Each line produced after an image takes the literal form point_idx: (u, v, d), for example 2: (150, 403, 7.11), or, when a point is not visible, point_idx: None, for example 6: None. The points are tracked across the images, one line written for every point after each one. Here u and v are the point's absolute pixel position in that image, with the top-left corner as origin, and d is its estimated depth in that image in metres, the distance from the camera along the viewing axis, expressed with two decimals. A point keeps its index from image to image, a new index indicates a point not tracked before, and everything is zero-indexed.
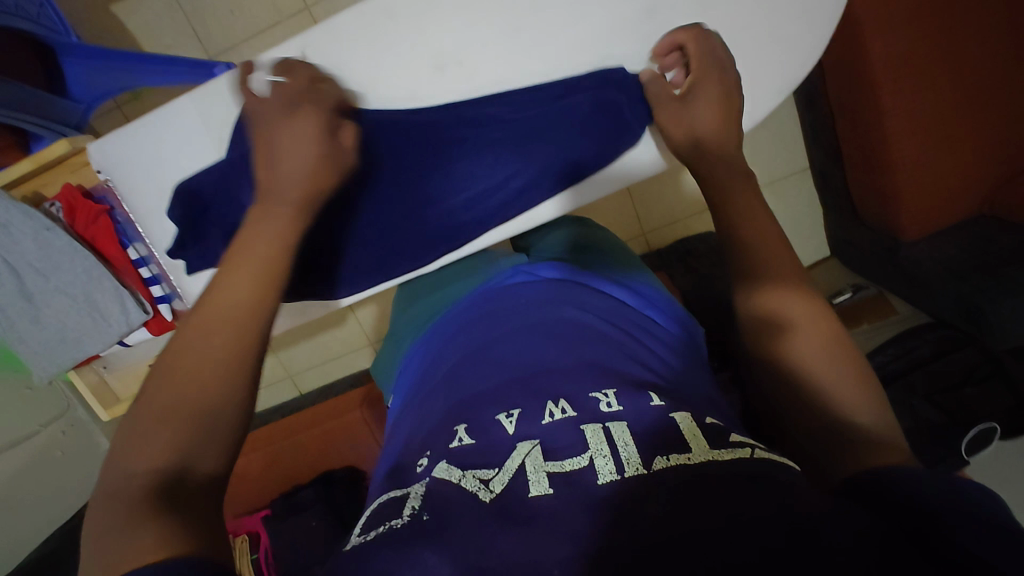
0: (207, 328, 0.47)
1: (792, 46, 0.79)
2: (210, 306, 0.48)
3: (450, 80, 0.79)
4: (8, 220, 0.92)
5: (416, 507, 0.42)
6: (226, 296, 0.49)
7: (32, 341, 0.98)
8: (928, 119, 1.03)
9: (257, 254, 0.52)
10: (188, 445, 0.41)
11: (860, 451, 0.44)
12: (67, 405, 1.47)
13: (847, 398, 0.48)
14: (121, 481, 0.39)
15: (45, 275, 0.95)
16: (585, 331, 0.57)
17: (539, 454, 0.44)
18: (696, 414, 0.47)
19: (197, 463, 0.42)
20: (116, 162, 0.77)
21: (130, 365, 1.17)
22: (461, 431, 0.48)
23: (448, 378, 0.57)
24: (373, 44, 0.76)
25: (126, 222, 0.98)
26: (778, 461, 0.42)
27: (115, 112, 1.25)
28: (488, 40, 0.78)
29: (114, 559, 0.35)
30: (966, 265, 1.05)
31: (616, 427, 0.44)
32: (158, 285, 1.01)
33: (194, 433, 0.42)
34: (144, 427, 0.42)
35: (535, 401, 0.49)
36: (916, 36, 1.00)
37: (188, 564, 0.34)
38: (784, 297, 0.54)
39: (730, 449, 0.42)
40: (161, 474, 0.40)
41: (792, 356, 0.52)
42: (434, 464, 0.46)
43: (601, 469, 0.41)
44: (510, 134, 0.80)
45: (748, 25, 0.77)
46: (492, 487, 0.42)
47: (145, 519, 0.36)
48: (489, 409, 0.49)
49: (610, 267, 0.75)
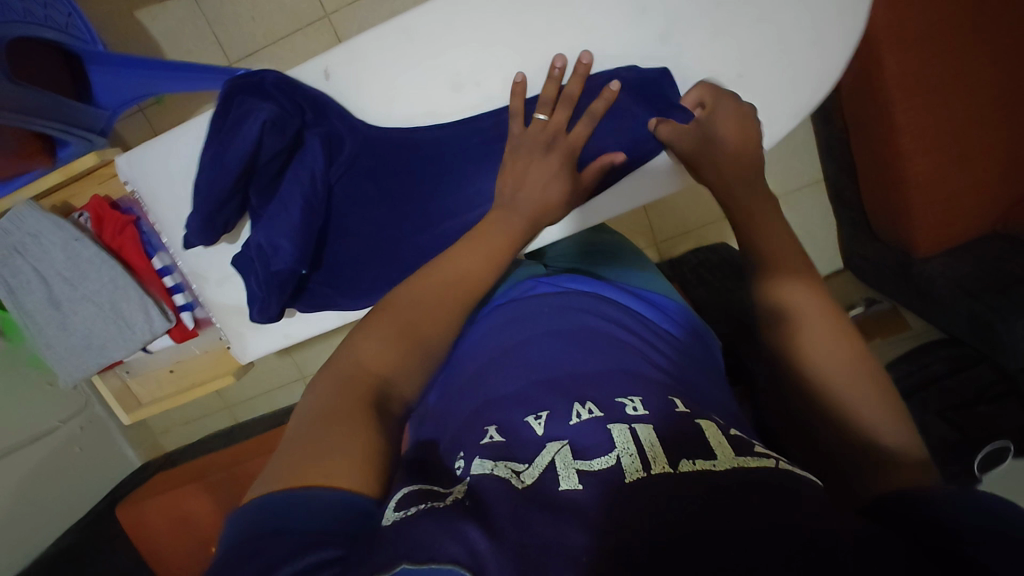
0: (442, 289, 0.57)
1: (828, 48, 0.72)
2: (450, 267, 0.58)
3: (471, 101, 0.76)
4: (38, 231, 0.95)
5: (459, 495, 0.42)
6: (457, 272, 0.58)
7: (59, 347, 1.01)
8: (944, 135, 1.03)
9: (494, 242, 0.61)
10: (390, 381, 0.50)
11: (877, 473, 0.47)
12: (86, 401, 1.50)
13: (877, 411, 0.50)
14: (350, 371, 0.49)
15: (72, 283, 0.98)
16: (608, 340, 0.59)
17: (568, 452, 0.44)
18: (719, 421, 0.48)
19: (397, 392, 0.50)
20: (143, 173, 0.77)
21: (150, 370, 1.17)
22: (492, 431, 0.49)
23: (471, 382, 0.58)
24: (392, 64, 0.75)
25: (151, 232, 1.02)
26: (803, 474, 0.42)
27: (139, 116, 1.28)
28: (505, 61, 0.74)
29: (285, 473, 0.40)
30: (980, 283, 1.03)
31: (642, 429, 0.45)
32: (182, 293, 1.05)
33: (395, 376, 0.50)
34: (369, 351, 0.51)
35: (562, 403, 0.50)
36: (934, 50, 0.99)
37: (354, 510, 0.39)
38: (784, 277, 0.59)
39: (755, 458, 0.43)
40: (364, 396, 0.47)
41: (817, 365, 0.53)
42: (470, 461, 0.46)
43: (628, 467, 0.42)
44: None
45: (791, 41, 0.72)
46: (523, 478, 0.43)
47: (348, 428, 0.43)
48: (518, 412, 0.50)
49: (631, 278, 0.77)
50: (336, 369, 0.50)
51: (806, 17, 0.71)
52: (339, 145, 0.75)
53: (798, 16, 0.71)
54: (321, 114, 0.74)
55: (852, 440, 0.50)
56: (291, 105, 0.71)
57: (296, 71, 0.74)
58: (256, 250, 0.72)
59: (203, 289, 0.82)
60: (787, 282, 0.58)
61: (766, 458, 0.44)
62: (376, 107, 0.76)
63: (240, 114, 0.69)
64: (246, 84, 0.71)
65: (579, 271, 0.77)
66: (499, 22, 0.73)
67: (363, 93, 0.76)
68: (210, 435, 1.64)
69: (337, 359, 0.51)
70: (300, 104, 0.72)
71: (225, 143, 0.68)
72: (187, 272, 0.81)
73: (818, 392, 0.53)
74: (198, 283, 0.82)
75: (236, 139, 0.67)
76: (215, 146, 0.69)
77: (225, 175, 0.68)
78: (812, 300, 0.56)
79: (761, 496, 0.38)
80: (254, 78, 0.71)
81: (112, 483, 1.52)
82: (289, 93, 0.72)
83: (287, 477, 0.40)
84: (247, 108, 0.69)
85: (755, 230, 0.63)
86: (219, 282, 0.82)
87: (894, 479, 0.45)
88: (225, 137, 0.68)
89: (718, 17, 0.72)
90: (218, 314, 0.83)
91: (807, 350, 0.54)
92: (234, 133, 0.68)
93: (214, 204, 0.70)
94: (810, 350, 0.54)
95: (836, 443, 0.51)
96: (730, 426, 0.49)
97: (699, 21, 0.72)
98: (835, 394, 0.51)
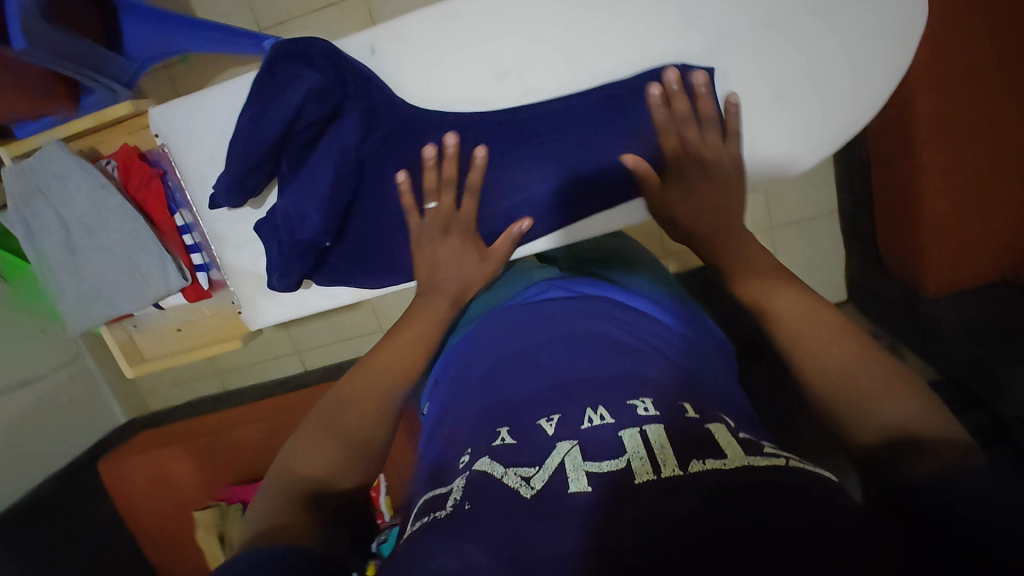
0: (373, 378, 0.61)
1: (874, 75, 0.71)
2: (378, 364, 0.62)
3: (512, 92, 0.76)
4: (65, 173, 0.94)
5: (458, 497, 0.42)
6: (389, 359, 0.63)
7: (70, 292, 1.00)
8: (965, 179, 1.03)
9: (425, 327, 0.66)
10: (331, 472, 0.54)
11: (914, 453, 0.44)
12: (78, 353, 1.49)
13: (881, 391, 0.48)
14: (294, 474, 0.53)
15: (92, 231, 0.96)
16: (623, 346, 0.56)
17: (578, 453, 0.42)
18: (729, 425, 0.46)
19: (337, 482, 0.54)
20: (175, 127, 0.76)
21: (157, 327, 1.16)
22: (503, 432, 0.48)
23: (485, 381, 0.57)
24: (434, 46, 0.75)
25: (177, 188, 1.01)
26: (815, 472, 0.40)
27: (162, 74, 1.27)
28: (547, 55, 0.74)
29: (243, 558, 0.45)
30: (984, 328, 1.03)
31: (653, 431, 0.43)
32: (199, 253, 1.04)
33: (335, 467, 0.54)
34: (307, 448, 0.55)
35: (575, 407, 0.48)
36: (964, 96, 1.00)
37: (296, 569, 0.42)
38: (752, 279, 0.61)
39: (765, 457, 0.40)
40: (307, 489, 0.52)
41: (815, 360, 0.52)
42: (476, 458, 0.46)
43: (638, 469, 0.40)
44: (557, 147, 0.75)
45: (837, 64, 0.71)
46: (533, 484, 0.41)
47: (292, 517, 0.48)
48: (531, 414, 0.49)
49: (639, 279, 0.78)
50: (274, 476, 0.54)
51: (863, 41, 0.70)
52: (375, 120, 0.74)
53: (851, 39, 0.70)
54: (362, 85, 0.73)
55: (881, 433, 0.47)
56: (335, 75, 0.71)
57: (343, 44, 0.74)
58: (282, 217, 0.72)
59: (222, 251, 0.82)
60: (758, 282, 0.60)
61: (776, 457, 0.41)
62: (417, 86, 0.76)
63: (285, 79, 0.70)
64: (294, 49, 0.70)
65: (597, 275, 0.76)
66: (545, 17, 0.73)
67: (407, 71, 0.75)
68: (198, 400, 1.63)
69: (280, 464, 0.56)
70: (343, 74, 0.72)
71: (268, 104, 0.69)
72: (207, 231, 0.81)
73: (831, 390, 0.50)
74: (216, 244, 0.81)
75: (277, 107, 0.68)
76: (258, 107, 0.69)
77: (262, 138, 0.68)
78: (796, 308, 0.55)
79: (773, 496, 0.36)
80: (302, 46, 0.71)
81: (95, 437, 1.51)
82: (337, 65, 0.72)
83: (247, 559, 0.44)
84: (294, 73, 0.69)
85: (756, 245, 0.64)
86: (238, 247, 0.81)
87: (925, 463, 0.43)
88: (267, 100, 0.69)
89: (769, 36, 0.71)
90: (234, 280, 0.84)
91: (800, 350, 0.53)
92: (278, 95, 0.69)
93: (246, 166, 0.70)
94: (820, 351, 0.52)
95: (863, 444, 0.48)
96: (739, 429, 0.47)
97: (748, 36, 0.72)
98: (854, 385, 0.49)
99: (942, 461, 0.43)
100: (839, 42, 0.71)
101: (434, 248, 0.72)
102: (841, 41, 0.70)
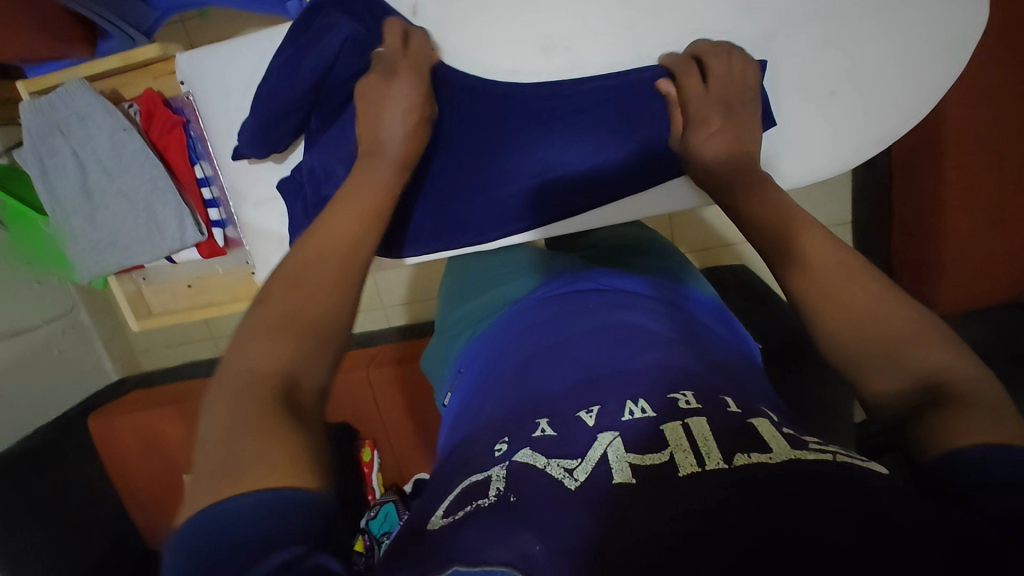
0: (314, 260, 0.47)
1: (926, 78, 0.70)
2: (318, 243, 0.49)
3: (555, 66, 0.74)
4: (86, 112, 0.91)
5: (501, 489, 0.40)
6: (329, 239, 0.49)
7: (81, 240, 0.97)
8: (988, 199, 1.02)
9: (364, 201, 0.53)
10: (293, 370, 0.40)
11: (947, 420, 0.39)
12: (73, 305, 1.46)
13: (910, 339, 0.43)
14: (244, 374, 0.39)
15: (112, 174, 0.94)
16: (658, 338, 0.55)
17: (620, 445, 0.42)
18: (773, 420, 0.45)
19: (303, 377, 0.41)
20: (200, 76, 0.74)
21: (167, 282, 1.14)
22: (543, 424, 0.47)
23: (520, 371, 0.57)
24: (479, 12, 0.72)
25: (199, 137, 0.97)
26: (863, 465, 0.38)
27: (177, 27, 1.24)
28: (600, 29, 0.72)
29: (207, 488, 0.33)
30: (994, 349, 1.00)
31: (696, 423, 0.42)
32: (216, 209, 1.01)
33: (296, 362, 0.41)
34: (255, 345, 0.41)
35: (614, 399, 0.47)
36: (995, 116, 0.99)
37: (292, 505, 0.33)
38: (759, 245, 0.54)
39: (812, 451, 0.39)
40: (268, 390, 0.38)
41: (835, 321, 0.47)
42: (515, 448, 0.44)
43: (682, 462, 0.39)
44: (605, 119, 0.73)
45: (890, 65, 0.70)
46: (577, 476, 0.40)
47: (260, 426, 0.36)
48: (570, 406, 0.48)
49: (670, 274, 0.76)
50: (222, 383, 0.39)
51: (920, 46, 0.69)
52: None
53: (910, 42, 0.69)
54: None
55: (913, 376, 0.42)
56: (376, 28, 0.68)
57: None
58: (308, 174, 0.71)
59: (242, 210, 0.80)
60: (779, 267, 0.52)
61: (823, 452, 0.40)
62: (460, 52, 0.74)
63: (321, 26, 0.66)
64: None
65: (633, 271, 0.74)
66: None
67: (451, 35, 0.73)
68: (191, 361, 1.60)
69: (218, 371, 0.41)
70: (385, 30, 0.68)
71: (304, 49, 0.66)
72: (227, 187, 0.79)
73: (869, 343, 0.45)
74: (235, 201, 0.79)
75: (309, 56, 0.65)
76: (291, 53, 0.67)
77: (293, 87, 0.67)
78: (852, 254, 0.49)
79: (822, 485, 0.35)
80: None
81: (88, 393, 1.49)
82: (375, 18, 0.68)
83: (217, 487, 0.33)
84: (332, 21, 0.66)
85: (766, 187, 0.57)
86: (258, 205, 0.79)
87: (968, 421, 0.38)
88: (302, 46, 0.66)
89: (829, 33, 0.70)
90: (249, 241, 0.81)
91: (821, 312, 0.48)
92: (315, 42, 0.66)
93: (277, 115, 0.68)
94: (842, 294, 0.47)
95: (895, 388, 0.43)
96: (783, 424, 0.46)
97: (805, 31, 0.70)
98: (884, 334, 0.44)
99: (982, 433, 0.37)
100: (893, 42, 0.69)
101: (375, 90, 0.61)
102: (896, 42, 0.69)
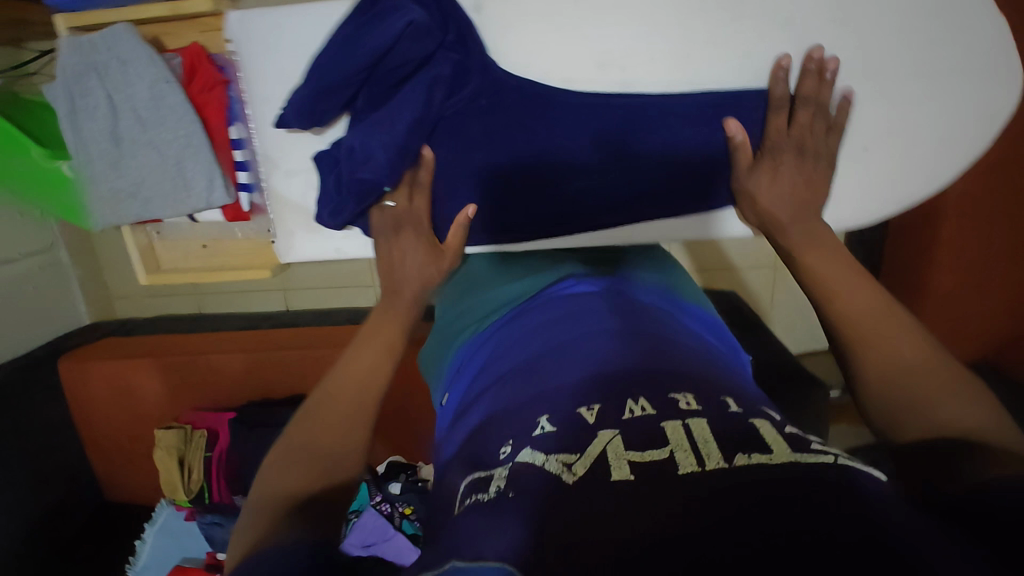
0: (337, 394, 0.56)
1: (949, 145, 0.74)
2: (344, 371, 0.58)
3: (607, 82, 0.75)
4: (127, 58, 0.89)
5: (501, 487, 0.40)
6: (352, 371, 0.58)
7: (101, 185, 0.94)
8: (975, 264, 1.07)
9: (386, 335, 0.62)
10: (313, 485, 0.50)
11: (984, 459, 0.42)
12: (52, 243, 1.40)
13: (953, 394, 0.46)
14: (273, 491, 0.50)
15: (145, 124, 0.92)
16: (657, 344, 0.55)
17: (620, 443, 0.41)
18: (773, 420, 0.45)
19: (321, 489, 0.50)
20: (249, 37, 0.72)
21: (182, 238, 1.11)
22: (543, 421, 0.45)
23: (522, 369, 0.56)
24: (541, 18, 0.73)
25: (237, 98, 0.93)
26: (863, 470, 0.38)
27: None
28: (656, 54, 0.73)
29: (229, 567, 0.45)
30: None
31: (695, 424, 0.42)
32: (245, 172, 0.96)
33: (317, 478, 0.51)
34: (288, 464, 0.51)
35: (615, 397, 0.47)
36: (993, 183, 1.02)
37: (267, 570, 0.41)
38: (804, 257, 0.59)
39: (812, 454, 0.39)
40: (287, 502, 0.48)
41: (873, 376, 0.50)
42: (518, 449, 0.43)
43: (682, 461, 0.39)
44: (651, 132, 0.73)
45: (923, 129, 0.74)
46: (575, 471, 0.40)
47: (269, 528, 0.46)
48: (569, 403, 0.47)
49: (672, 285, 0.77)
50: (260, 493, 0.51)
51: (952, 111, 0.73)
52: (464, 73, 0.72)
53: (947, 104, 0.72)
54: (456, 25, 0.70)
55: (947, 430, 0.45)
56: (439, 18, 0.69)
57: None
58: (347, 152, 0.69)
59: (271, 177, 0.79)
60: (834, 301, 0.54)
61: (824, 455, 0.40)
62: (518, 56, 0.74)
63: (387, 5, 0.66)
64: None
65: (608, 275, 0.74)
66: (662, 14, 0.72)
67: (510, 39, 0.73)
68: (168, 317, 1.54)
69: (261, 483, 0.52)
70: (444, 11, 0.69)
71: (366, 29, 0.66)
72: (259, 152, 0.77)
73: (896, 389, 0.48)
74: (266, 167, 0.78)
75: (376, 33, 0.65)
76: (353, 30, 0.67)
77: (349, 61, 0.66)
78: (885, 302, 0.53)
79: (821, 491, 0.35)
80: None
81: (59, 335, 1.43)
82: (443, 7, 0.69)
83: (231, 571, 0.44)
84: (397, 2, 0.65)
85: (812, 237, 0.61)
86: (292, 175, 0.78)
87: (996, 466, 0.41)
88: (370, 21, 0.66)
89: (875, 86, 0.72)
90: (274, 210, 0.80)
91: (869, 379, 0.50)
92: (380, 21, 0.66)
93: (327, 85, 0.68)
94: (892, 349, 0.50)
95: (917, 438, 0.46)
96: (785, 423, 0.46)
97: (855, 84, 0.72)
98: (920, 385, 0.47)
99: (990, 476, 0.39)
100: (928, 104, 0.73)
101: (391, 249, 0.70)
102: (932, 104, 0.73)
